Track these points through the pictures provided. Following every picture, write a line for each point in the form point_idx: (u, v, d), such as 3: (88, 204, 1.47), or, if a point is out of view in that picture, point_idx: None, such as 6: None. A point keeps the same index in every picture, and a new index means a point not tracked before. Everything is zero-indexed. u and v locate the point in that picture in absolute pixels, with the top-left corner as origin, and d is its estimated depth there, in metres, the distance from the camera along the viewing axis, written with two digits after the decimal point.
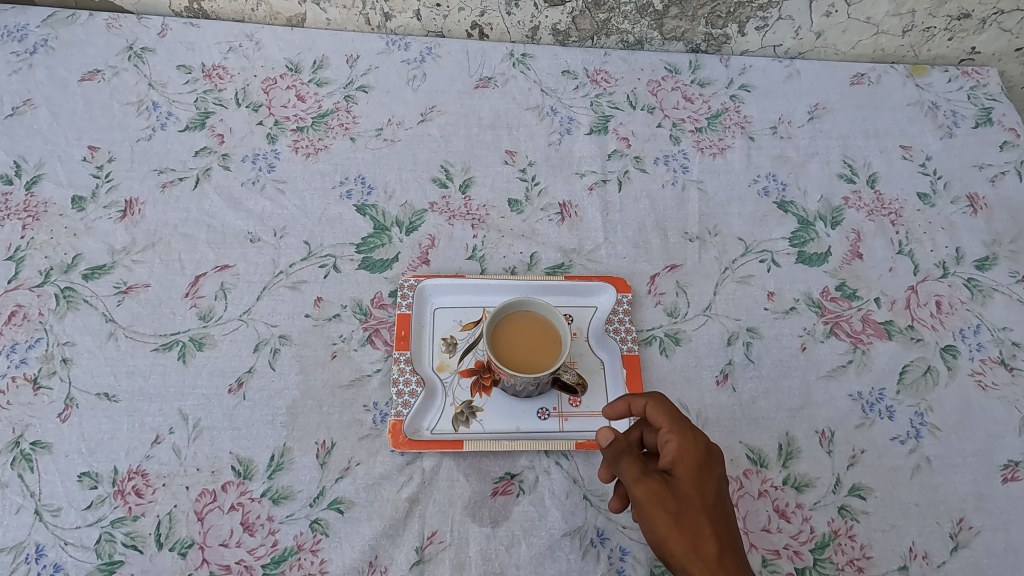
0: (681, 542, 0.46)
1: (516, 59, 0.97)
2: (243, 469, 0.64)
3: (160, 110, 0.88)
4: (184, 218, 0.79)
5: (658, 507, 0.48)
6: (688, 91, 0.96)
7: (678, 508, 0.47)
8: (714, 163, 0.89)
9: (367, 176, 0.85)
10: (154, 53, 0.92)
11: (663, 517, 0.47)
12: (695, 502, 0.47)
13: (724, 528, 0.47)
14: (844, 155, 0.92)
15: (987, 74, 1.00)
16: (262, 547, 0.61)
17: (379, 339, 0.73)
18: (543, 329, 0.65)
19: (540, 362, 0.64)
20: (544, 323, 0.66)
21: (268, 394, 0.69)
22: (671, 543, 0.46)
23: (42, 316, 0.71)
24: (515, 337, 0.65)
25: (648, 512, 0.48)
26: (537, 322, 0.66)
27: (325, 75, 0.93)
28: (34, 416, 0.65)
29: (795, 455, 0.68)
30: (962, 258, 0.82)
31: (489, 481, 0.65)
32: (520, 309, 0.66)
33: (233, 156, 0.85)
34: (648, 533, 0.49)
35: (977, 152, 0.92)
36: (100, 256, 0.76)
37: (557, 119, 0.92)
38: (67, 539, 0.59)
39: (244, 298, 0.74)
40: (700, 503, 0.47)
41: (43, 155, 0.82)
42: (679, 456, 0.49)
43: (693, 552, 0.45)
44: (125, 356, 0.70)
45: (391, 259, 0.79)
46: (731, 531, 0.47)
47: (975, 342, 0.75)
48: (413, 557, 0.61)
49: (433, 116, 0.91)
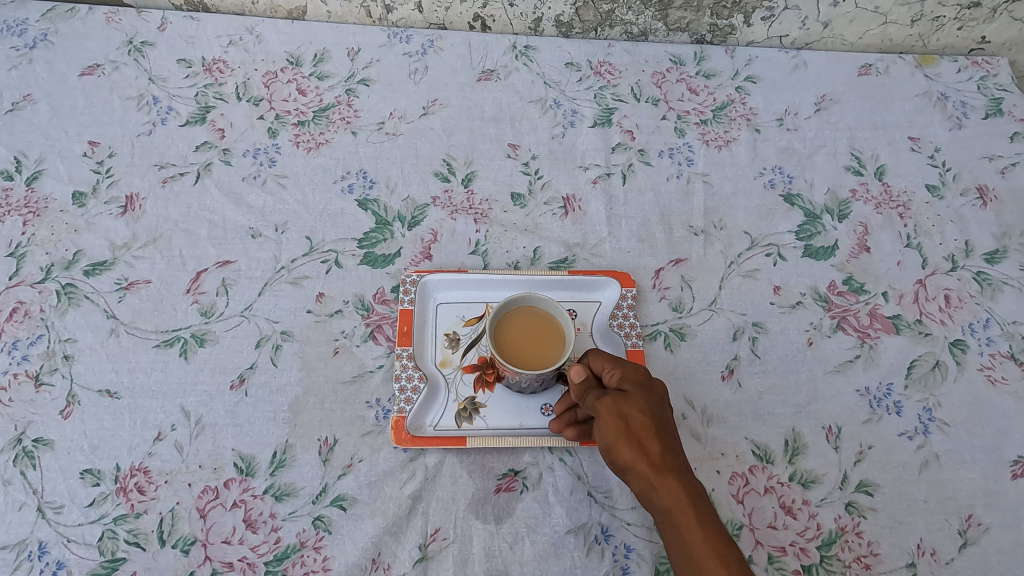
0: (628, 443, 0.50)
1: (519, 50, 0.96)
2: (245, 465, 0.64)
3: (161, 105, 0.87)
4: (185, 213, 0.79)
5: (611, 413, 0.52)
6: (693, 83, 0.95)
7: (627, 413, 0.51)
8: (720, 156, 0.88)
9: (368, 171, 0.84)
10: (154, 47, 0.92)
11: (615, 422, 0.51)
12: (642, 409, 0.51)
13: (667, 433, 0.51)
14: (852, 147, 0.90)
15: (997, 64, 0.99)
16: (265, 544, 0.61)
17: (382, 335, 0.73)
18: (547, 324, 0.65)
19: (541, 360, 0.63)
20: (548, 318, 0.65)
21: (270, 391, 0.68)
22: (620, 445, 0.50)
23: (43, 312, 0.71)
24: (519, 332, 0.64)
25: (602, 419, 0.52)
26: (540, 317, 0.65)
27: (326, 68, 0.92)
28: (36, 413, 0.65)
29: (802, 451, 0.67)
30: (971, 251, 0.81)
31: (492, 477, 0.65)
32: (519, 305, 0.65)
33: (234, 151, 0.84)
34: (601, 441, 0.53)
35: (987, 144, 0.91)
36: (101, 252, 0.75)
37: (560, 112, 0.91)
38: (70, 536, 0.59)
39: (246, 293, 0.74)
40: (647, 411, 0.51)
41: (44, 151, 0.81)
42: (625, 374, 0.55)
43: (640, 451, 0.49)
44: (127, 353, 0.69)
45: (393, 254, 0.78)
46: (674, 437, 0.51)
47: (985, 337, 0.74)
48: (417, 555, 0.61)
49: (435, 109, 0.90)
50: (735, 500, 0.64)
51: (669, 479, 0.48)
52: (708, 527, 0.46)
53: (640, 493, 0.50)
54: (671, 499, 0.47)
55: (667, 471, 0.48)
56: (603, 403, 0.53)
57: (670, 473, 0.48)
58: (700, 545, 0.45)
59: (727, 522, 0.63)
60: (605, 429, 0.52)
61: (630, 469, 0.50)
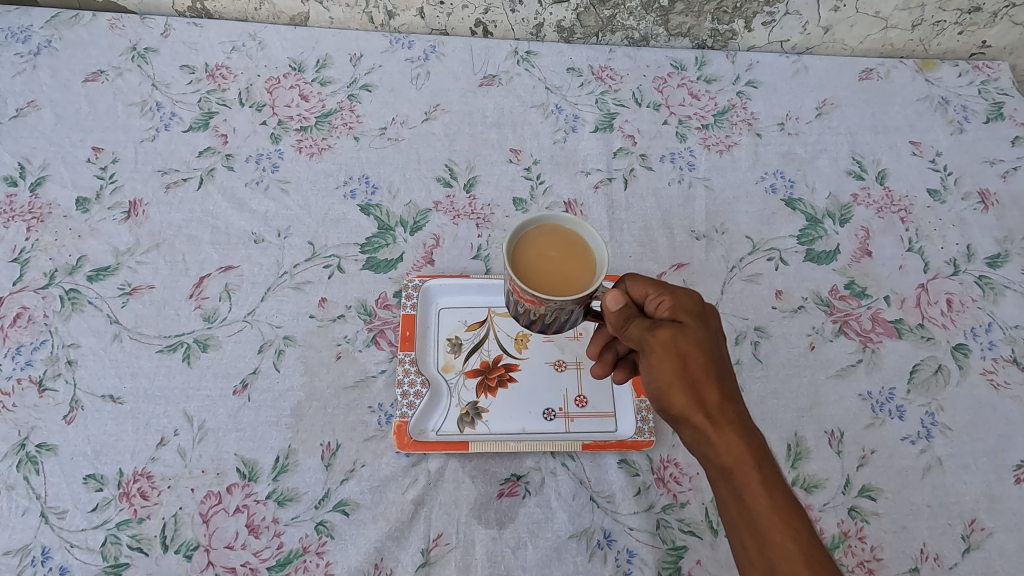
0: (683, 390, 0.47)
1: (520, 56, 0.97)
2: (248, 470, 0.64)
3: (164, 111, 0.87)
4: (188, 219, 0.79)
5: (666, 354, 0.48)
6: (694, 88, 0.95)
7: (684, 356, 0.48)
8: (721, 160, 0.88)
9: (371, 176, 0.84)
10: (157, 53, 0.92)
11: (671, 363, 0.48)
12: (701, 349, 0.48)
13: (724, 378, 0.48)
14: (853, 152, 0.90)
15: (998, 68, 0.99)
16: (268, 549, 0.61)
17: (384, 340, 0.73)
18: (576, 245, 0.55)
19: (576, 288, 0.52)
20: (575, 239, 0.55)
21: (273, 396, 0.68)
22: (676, 392, 0.47)
23: (47, 317, 0.71)
24: (544, 257, 0.54)
25: (657, 358, 0.48)
26: (567, 238, 0.56)
27: (328, 73, 0.93)
28: (40, 418, 0.65)
29: (804, 455, 0.67)
30: (973, 255, 0.81)
31: (494, 482, 0.65)
32: (540, 224, 0.56)
33: (237, 156, 0.84)
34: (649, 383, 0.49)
35: (988, 148, 0.91)
36: (105, 257, 0.76)
37: (561, 117, 0.91)
38: (73, 541, 0.60)
39: (249, 298, 0.74)
40: (707, 352, 0.48)
41: (48, 157, 0.82)
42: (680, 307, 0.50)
43: (698, 399, 0.47)
44: (130, 358, 0.69)
45: (395, 259, 0.78)
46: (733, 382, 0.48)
47: (987, 341, 0.74)
48: (419, 560, 0.61)
49: (437, 115, 0.90)
50: None
51: (732, 434, 0.45)
52: (771, 488, 0.44)
53: (691, 442, 0.48)
54: (735, 462, 0.45)
55: (727, 424, 0.46)
56: (660, 337, 0.49)
57: (729, 428, 0.46)
58: (764, 506, 0.43)
59: None
60: (660, 370, 0.48)
61: (683, 417, 0.48)
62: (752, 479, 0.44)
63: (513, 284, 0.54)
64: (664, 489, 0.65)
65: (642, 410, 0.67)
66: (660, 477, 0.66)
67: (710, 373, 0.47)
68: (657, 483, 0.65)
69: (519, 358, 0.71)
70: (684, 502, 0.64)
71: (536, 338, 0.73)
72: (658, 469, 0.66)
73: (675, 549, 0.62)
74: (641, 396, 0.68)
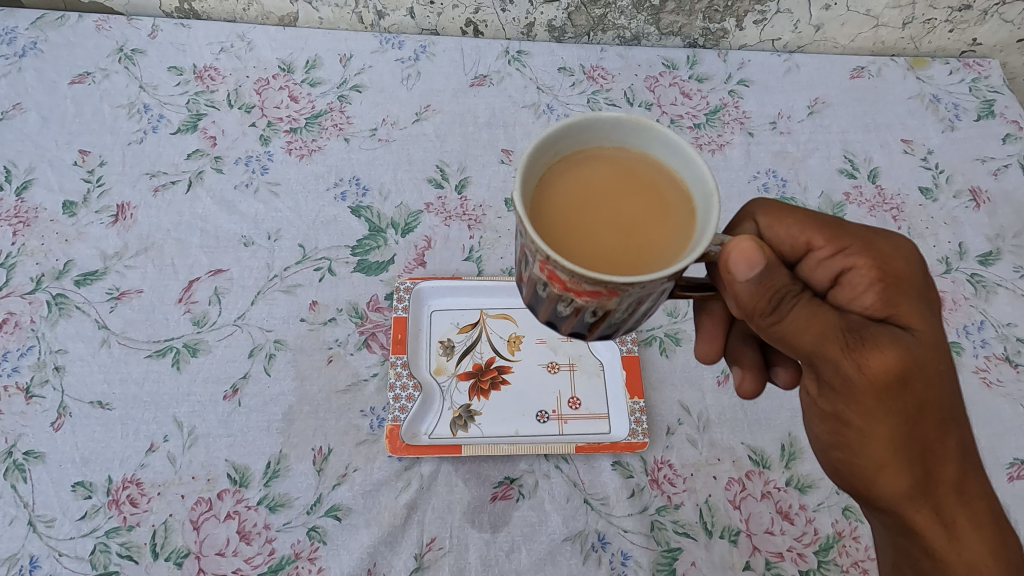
0: (901, 465, 0.43)
1: (511, 56, 0.96)
2: (238, 476, 0.64)
3: (152, 113, 0.86)
4: (177, 222, 0.78)
5: (886, 416, 0.42)
6: (686, 87, 0.95)
7: (911, 417, 0.42)
8: (713, 159, 0.88)
9: (361, 177, 0.84)
10: (144, 54, 0.91)
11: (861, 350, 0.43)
12: (930, 399, 0.42)
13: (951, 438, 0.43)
14: (845, 150, 0.91)
15: (988, 66, 0.99)
16: (259, 555, 0.60)
17: (376, 343, 0.72)
18: (611, 166, 0.45)
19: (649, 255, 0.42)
20: (608, 161, 0.45)
21: (263, 400, 0.68)
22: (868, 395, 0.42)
23: (34, 323, 0.70)
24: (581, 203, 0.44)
25: (876, 422, 0.43)
26: (591, 172, 0.45)
27: (318, 74, 0.92)
28: (26, 426, 0.64)
29: (798, 455, 0.67)
30: (965, 253, 0.81)
31: (488, 486, 0.65)
32: (546, 174, 0.44)
33: (226, 158, 0.84)
34: (866, 450, 0.44)
35: (979, 146, 0.91)
36: (93, 261, 0.75)
37: (553, 117, 0.91)
38: (61, 550, 0.59)
39: (238, 302, 0.73)
40: (937, 403, 0.43)
41: (34, 160, 0.81)
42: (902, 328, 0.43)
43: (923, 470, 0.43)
44: (118, 363, 0.69)
45: (386, 261, 0.78)
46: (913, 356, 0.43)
47: (979, 339, 0.75)
48: (412, 564, 0.60)
49: (427, 115, 0.90)
50: (732, 506, 0.64)
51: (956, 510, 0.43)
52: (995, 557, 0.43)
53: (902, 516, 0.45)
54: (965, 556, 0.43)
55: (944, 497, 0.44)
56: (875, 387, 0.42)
57: (956, 501, 0.43)
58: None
59: (724, 528, 0.63)
60: (876, 436, 0.43)
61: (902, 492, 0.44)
62: (952, 498, 0.44)
63: (556, 272, 0.38)
64: (658, 491, 0.65)
65: (635, 411, 0.67)
66: (654, 478, 0.65)
67: (932, 376, 0.42)
68: (651, 484, 0.65)
69: (511, 360, 0.71)
70: (678, 503, 0.64)
71: (529, 340, 0.72)
72: (652, 471, 0.66)
73: (670, 551, 0.62)
74: (634, 397, 0.68)
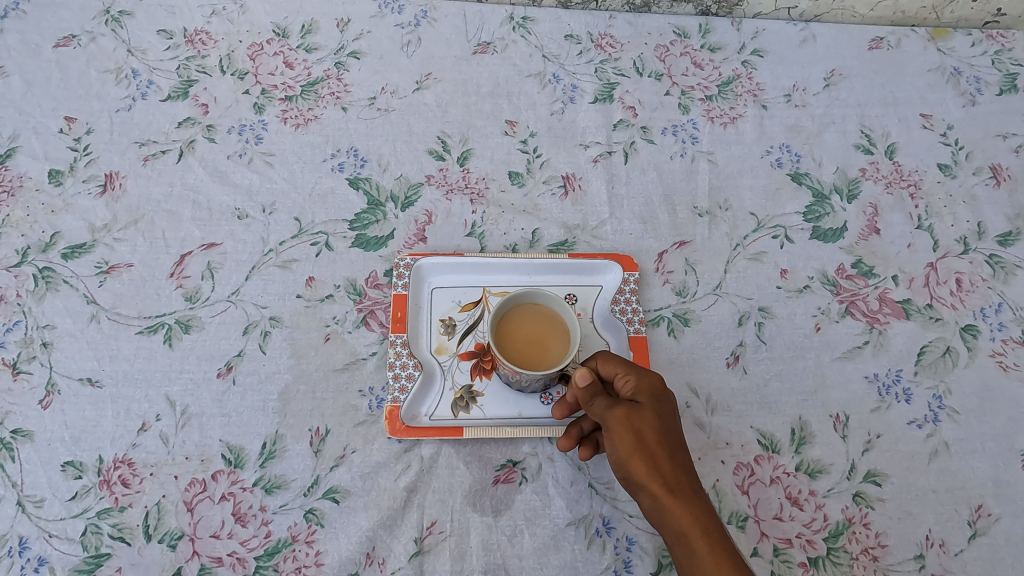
0: (641, 466, 0.49)
1: (516, 22, 0.91)
2: (233, 457, 0.62)
3: (140, 78, 0.82)
4: (167, 193, 0.75)
5: (626, 427, 0.50)
6: (697, 57, 0.91)
7: (641, 427, 0.50)
8: (725, 133, 0.85)
9: (359, 148, 0.80)
10: (132, 16, 0.86)
11: (627, 437, 0.50)
12: (655, 423, 0.50)
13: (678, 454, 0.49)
14: (862, 125, 0.87)
15: (1013, 38, 0.95)
16: (255, 538, 0.58)
17: (375, 321, 0.70)
18: None
19: (554, 353, 0.59)
20: None
21: (259, 379, 0.66)
22: (634, 461, 0.49)
23: (20, 297, 0.67)
24: None
25: (614, 433, 0.51)
26: None
27: (314, 39, 0.87)
28: (14, 404, 0.62)
29: (808, 440, 0.66)
30: (984, 233, 0.79)
31: (490, 468, 0.63)
32: None
33: (218, 127, 0.80)
34: (615, 455, 0.51)
35: (1001, 121, 0.88)
36: (80, 234, 0.72)
37: (559, 87, 0.87)
38: (51, 531, 0.57)
39: (232, 278, 0.70)
40: (660, 428, 0.50)
41: (18, 127, 0.77)
42: (637, 385, 0.53)
43: (653, 470, 0.48)
44: (108, 340, 0.66)
45: (385, 236, 0.75)
46: (687, 455, 0.50)
47: (996, 322, 0.72)
48: (413, 548, 0.59)
49: (429, 84, 0.86)
50: (740, 491, 0.63)
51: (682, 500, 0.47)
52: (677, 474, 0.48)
53: (650, 511, 0.50)
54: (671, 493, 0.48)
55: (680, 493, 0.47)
56: (616, 414, 0.51)
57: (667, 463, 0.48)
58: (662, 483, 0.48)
59: (731, 514, 0.62)
60: (619, 445, 0.50)
61: (642, 490, 0.49)
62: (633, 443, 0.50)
63: None
64: None
65: None
66: None
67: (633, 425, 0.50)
68: None
69: None
70: None
71: None
72: None
73: None
74: None
